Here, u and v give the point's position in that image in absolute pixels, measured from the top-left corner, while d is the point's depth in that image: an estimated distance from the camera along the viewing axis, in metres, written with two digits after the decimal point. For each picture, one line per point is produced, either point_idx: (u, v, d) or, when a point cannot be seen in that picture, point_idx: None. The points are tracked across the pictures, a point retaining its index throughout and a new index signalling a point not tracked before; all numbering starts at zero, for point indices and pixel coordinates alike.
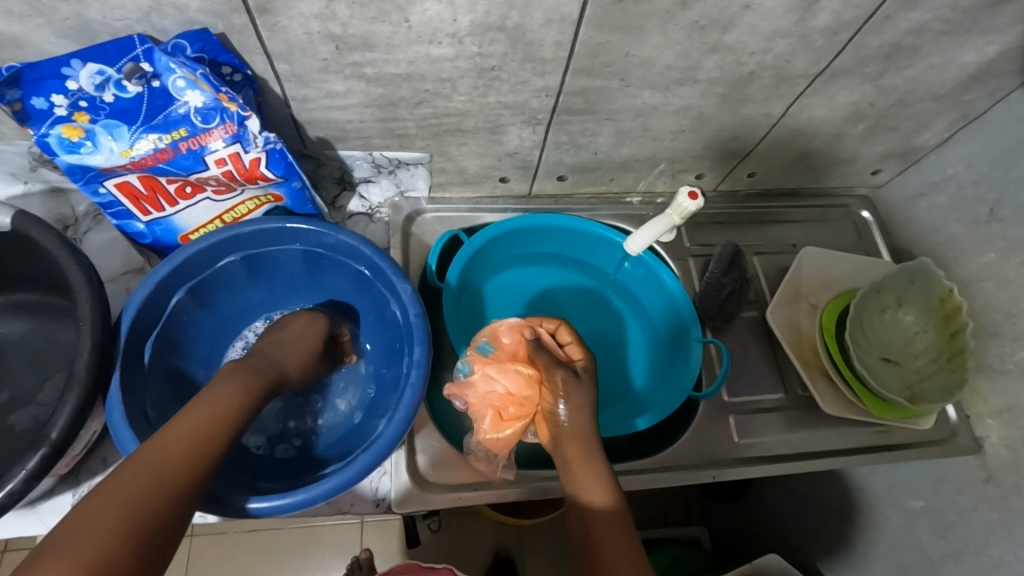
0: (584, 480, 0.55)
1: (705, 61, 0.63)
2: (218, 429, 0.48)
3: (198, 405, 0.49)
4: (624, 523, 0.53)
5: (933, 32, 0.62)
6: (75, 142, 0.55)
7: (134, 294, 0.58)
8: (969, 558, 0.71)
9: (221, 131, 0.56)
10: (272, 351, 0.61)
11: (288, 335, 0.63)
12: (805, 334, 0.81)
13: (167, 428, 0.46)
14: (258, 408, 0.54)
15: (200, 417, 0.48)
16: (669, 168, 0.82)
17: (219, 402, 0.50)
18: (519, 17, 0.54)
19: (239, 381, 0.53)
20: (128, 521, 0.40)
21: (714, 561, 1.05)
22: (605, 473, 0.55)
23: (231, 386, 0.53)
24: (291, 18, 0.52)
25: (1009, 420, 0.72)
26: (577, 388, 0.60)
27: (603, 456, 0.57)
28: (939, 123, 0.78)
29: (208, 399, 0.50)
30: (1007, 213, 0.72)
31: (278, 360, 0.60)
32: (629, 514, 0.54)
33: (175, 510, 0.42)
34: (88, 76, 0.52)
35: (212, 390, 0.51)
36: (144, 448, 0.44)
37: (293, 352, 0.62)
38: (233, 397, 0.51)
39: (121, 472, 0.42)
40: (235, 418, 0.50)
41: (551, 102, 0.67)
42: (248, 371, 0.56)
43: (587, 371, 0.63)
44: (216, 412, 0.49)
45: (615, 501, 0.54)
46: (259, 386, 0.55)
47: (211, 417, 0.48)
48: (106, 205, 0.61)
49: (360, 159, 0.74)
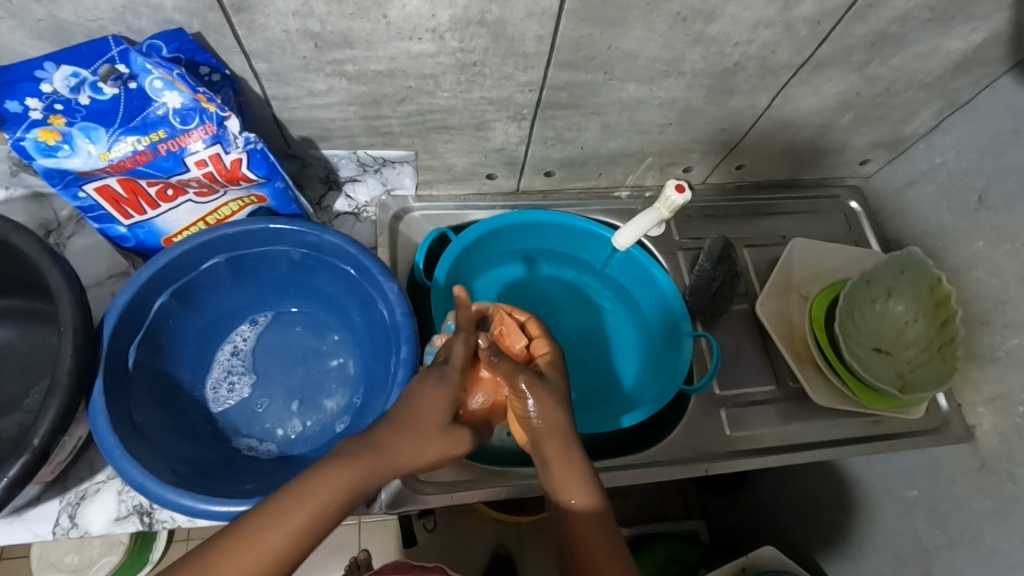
0: (567, 483, 0.51)
1: (689, 53, 0.62)
2: (299, 545, 0.41)
3: (282, 506, 0.41)
4: (607, 525, 0.50)
5: (918, 19, 0.62)
6: (52, 146, 0.54)
7: (117, 298, 0.58)
8: (964, 547, 0.70)
9: (200, 132, 0.56)
10: (391, 436, 0.48)
11: (422, 418, 0.50)
12: (796, 325, 0.80)
13: (256, 524, 0.40)
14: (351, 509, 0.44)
15: (274, 537, 0.40)
16: (658, 161, 0.82)
17: (308, 507, 0.42)
18: (499, 12, 0.54)
19: (343, 474, 0.44)
20: None
21: (714, 555, 1.05)
22: (585, 472, 0.52)
23: (343, 473, 0.44)
24: (268, 15, 0.51)
25: (1002, 407, 0.71)
26: (545, 386, 0.56)
27: (583, 453, 0.53)
28: (926, 111, 0.78)
29: (299, 503, 0.41)
30: (995, 200, 0.72)
31: (385, 449, 0.47)
32: (610, 515, 0.51)
33: None
34: (63, 78, 0.51)
35: (312, 488, 0.42)
36: (201, 559, 0.39)
37: (414, 441, 0.49)
38: (330, 496, 0.43)
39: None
40: (312, 535, 0.42)
41: (536, 97, 0.66)
42: (359, 469, 0.44)
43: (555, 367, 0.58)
44: (300, 524, 0.41)
45: (598, 505, 0.51)
46: (357, 485, 0.44)
47: (291, 530, 0.41)
48: (86, 208, 0.60)
49: (346, 158, 0.73)
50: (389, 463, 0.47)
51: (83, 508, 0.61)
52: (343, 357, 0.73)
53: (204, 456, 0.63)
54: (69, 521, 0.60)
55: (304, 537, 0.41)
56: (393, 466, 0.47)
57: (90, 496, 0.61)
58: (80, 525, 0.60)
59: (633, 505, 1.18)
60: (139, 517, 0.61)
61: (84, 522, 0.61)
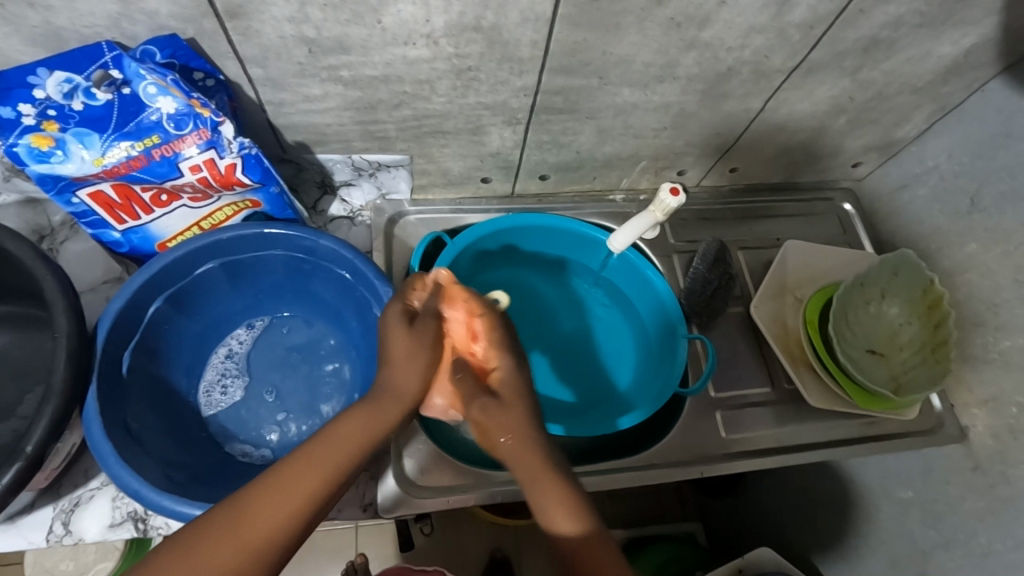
0: (548, 503, 0.48)
1: (683, 58, 0.63)
2: (346, 464, 0.46)
3: (304, 455, 0.45)
4: (600, 540, 0.47)
5: (909, 25, 0.63)
6: (45, 152, 0.53)
7: (110, 304, 0.58)
8: (958, 548, 0.71)
9: (194, 137, 0.56)
10: (389, 371, 0.51)
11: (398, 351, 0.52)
12: (791, 328, 0.81)
13: (319, 442, 0.46)
14: (378, 442, 0.49)
15: (307, 483, 0.43)
16: (653, 165, 0.82)
17: (331, 454, 0.45)
18: (494, 18, 0.54)
19: (375, 413, 0.49)
20: (256, 519, 0.41)
21: (712, 557, 1.05)
22: (569, 495, 0.48)
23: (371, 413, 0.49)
24: (263, 21, 0.51)
25: (995, 408, 0.72)
26: (501, 417, 0.50)
27: (562, 465, 0.49)
28: (918, 115, 0.78)
29: (340, 437, 0.47)
30: (987, 202, 0.72)
31: (393, 383, 0.51)
32: (601, 531, 0.47)
33: (287, 525, 0.42)
34: (55, 84, 0.51)
35: (332, 437, 0.46)
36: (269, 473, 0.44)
37: (416, 365, 0.52)
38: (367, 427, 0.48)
39: (226, 512, 0.41)
40: (356, 457, 0.47)
41: (531, 102, 0.66)
42: (384, 406, 0.50)
43: (505, 388, 0.51)
44: (341, 453, 0.46)
45: (582, 523, 0.47)
46: (386, 415, 0.50)
47: (339, 451, 0.46)
48: (80, 214, 0.60)
49: (341, 163, 0.73)
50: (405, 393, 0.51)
51: (77, 515, 0.60)
52: (340, 361, 0.72)
53: (199, 461, 0.63)
54: (62, 528, 0.60)
55: (351, 456, 0.46)
56: (409, 394, 0.51)
57: (84, 503, 0.61)
58: (73, 532, 0.60)
59: (630, 508, 1.19)
60: (134, 524, 0.61)
61: (78, 529, 0.60)
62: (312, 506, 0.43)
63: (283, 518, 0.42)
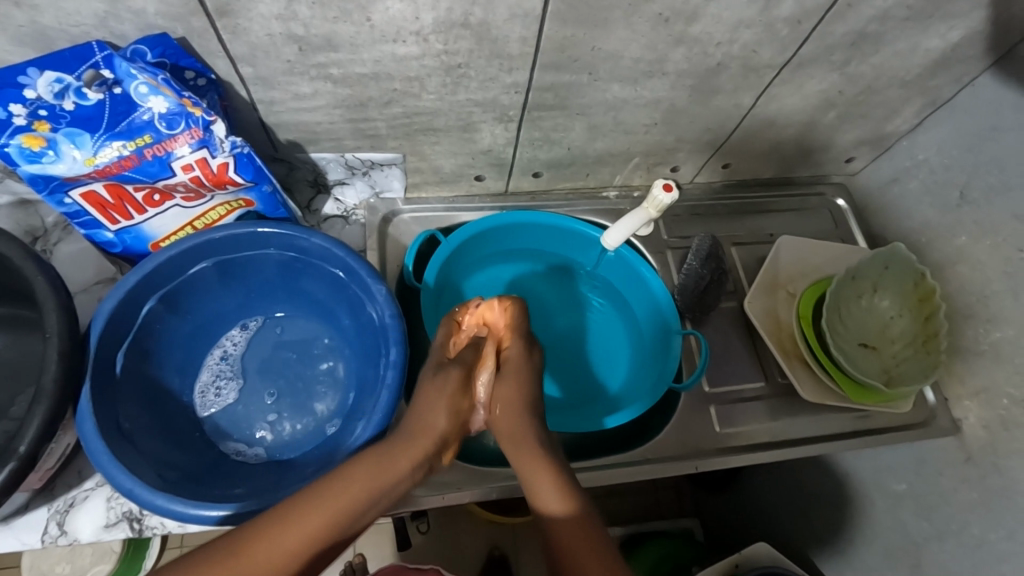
0: (539, 488, 0.49)
1: (672, 53, 0.63)
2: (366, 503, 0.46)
3: (316, 493, 0.45)
4: (589, 524, 0.46)
5: (896, 18, 0.63)
6: (37, 152, 0.53)
7: (103, 304, 0.58)
8: (952, 539, 0.71)
9: (186, 137, 0.56)
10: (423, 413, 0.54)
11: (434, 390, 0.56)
12: (783, 322, 0.81)
13: (344, 474, 0.47)
14: (398, 492, 0.49)
15: (315, 521, 0.44)
16: (644, 161, 0.82)
17: (343, 494, 0.46)
18: (482, 14, 0.54)
19: (404, 458, 0.50)
20: (270, 544, 0.42)
21: (709, 552, 1.05)
22: (557, 473, 0.50)
23: (401, 458, 0.50)
24: (251, 19, 0.51)
25: (986, 400, 0.72)
26: (497, 392, 0.57)
27: (557, 457, 0.52)
28: (908, 109, 0.79)
29: (364, 474, 0.48)
30: (977, 195, 0.73)
31: (415, 429, 0.53)
32: (593, 516, 0.47)
33: (297, 555, 0.42)
34: (46, 84, 0.51)
35: (346, 476, 0.47)
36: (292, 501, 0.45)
37: (443, 403, 0.55)
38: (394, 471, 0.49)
39: (246, 531, 0.42)
40: (376, 501, 0.47)
41: (521, 98, 0.67)
42: (412, 451, 0.51)
43: (505, 369, 0.59)
44: (364, 490, 0.47)
45: (573, 506, 0.48)
46: (413, 464, 0.51)
47: (362, 489, 0.47)
48: (72, 214, 0.60)
49: (333, 161, 0.73)
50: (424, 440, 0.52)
51: (72, 516, 0.60)
52: (334, 360, 0.73)
53: (194, 461, 0.63)
54: (57, 529, 0.60)
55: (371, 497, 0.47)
56: (433, 438, 0.53)
57: (78, 503, 0.61)
58: (68, 532, 0.60)
59: (627, 505, 1.19)
60: (128, 524, 0.61)
61: (72, 529, 0.60)
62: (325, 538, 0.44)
63: (285, 555, 0.42)
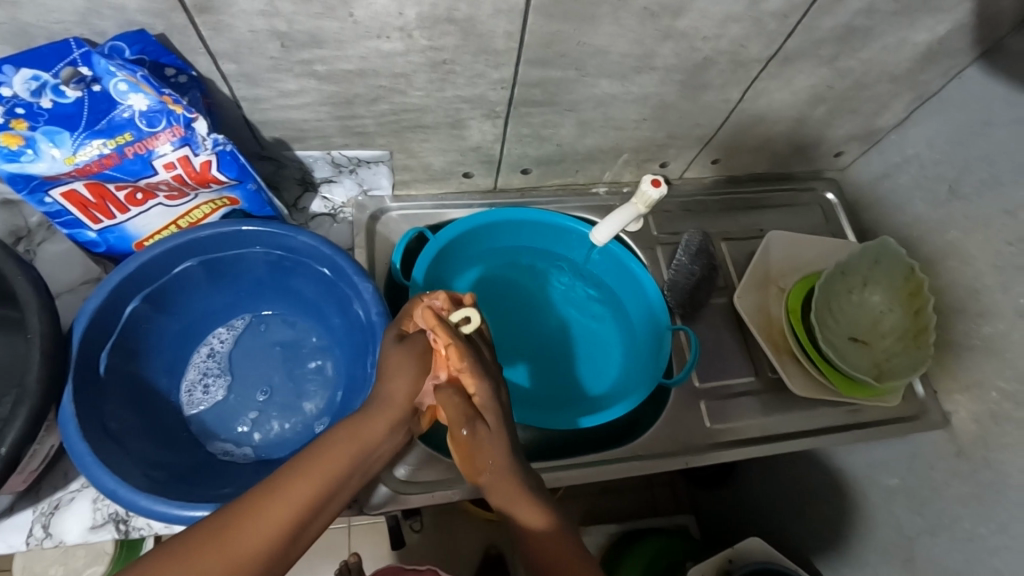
0: (518, 507, 0.51)
1: (660, 48, 0.63)
2: (343, 472, 0.47)
3: (294, 467, 0.45)
4: (563, 535, 0.51)
5: (884, 12, 0.63)
6: (15, 151, 0.52)
7: (86, 304, 0.57)
8: (944, 533, 0.71)
9: (167, 134, 0.55)
10: (391, 381, 0.52)
11: (399, 361, 0.53)
12: (774, 317, 0.81)
13: (317, 448, 0.47)
14: (371, 457, 0.50)
15: (300, 491, 0.44)
16: (635, 157, 0.82)
17: (320, 465, 0.46)
18: (467, 9, 0.54)
19: (374, 426, 0.51)
20: (252, 526, 0.41)
21: (704, 547, 1.05)
22: (532, 491, 0.52)
23: (372, 426, 0.51)
24: (232, 15, 0.51)
25: (976, 394, 0.72)
26: (490, 437, 0.52)
27: (529, 472, 0.53)
28: (898, 103, 0.79)
29: (338, 444, 0.48)
30: (967, 189, 0.73)
31: (388, 394, 0.52)
32: (565, 525, 0.52)
33: (283, 533, 0.42)
34: (22, 82, 0.50)
35: (322, 448, 0.47)
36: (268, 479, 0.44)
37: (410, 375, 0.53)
38: (366, 439, 0.50)
39: (229, 513, 0.42)
40: (352, 468, 0.48)
41: (509, 94, 0.66)
42: (385, 416, 0.52)
43: (489, 414, 0.53)
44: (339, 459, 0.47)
45: (548, 520, 0.52)
46: (385, 428, 0.51)
47: (339, 460, 0.47)
48: (53, 214, 0.59)
49: (320, 159, 0.73)
50: (399, 404, 0.52)
51: (58, 517, 0.60)
52: (323, 359, 0.72)
53: (181, 461, 0.63)
54: (42, 531, 0.60)
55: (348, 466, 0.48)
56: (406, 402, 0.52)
57: (64, 505, 0.61)
58: (54, 534, 0.60)
59: (622, 502, 1.19)
60: (115, 525, 0.61)
61: (59, 531, 0.60)
62: (308, 514, 0.44)
63: (276, 528, 0.42)
